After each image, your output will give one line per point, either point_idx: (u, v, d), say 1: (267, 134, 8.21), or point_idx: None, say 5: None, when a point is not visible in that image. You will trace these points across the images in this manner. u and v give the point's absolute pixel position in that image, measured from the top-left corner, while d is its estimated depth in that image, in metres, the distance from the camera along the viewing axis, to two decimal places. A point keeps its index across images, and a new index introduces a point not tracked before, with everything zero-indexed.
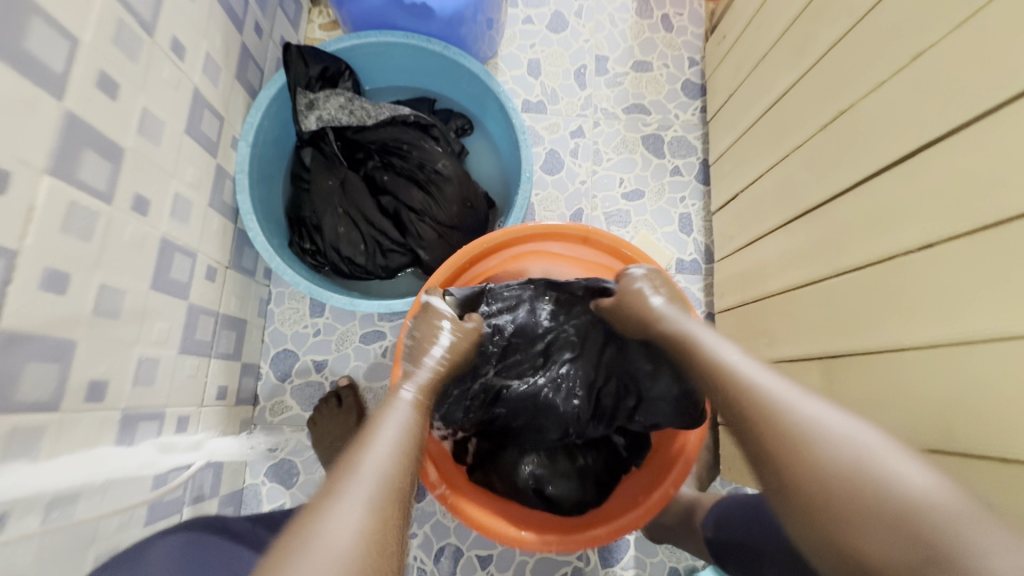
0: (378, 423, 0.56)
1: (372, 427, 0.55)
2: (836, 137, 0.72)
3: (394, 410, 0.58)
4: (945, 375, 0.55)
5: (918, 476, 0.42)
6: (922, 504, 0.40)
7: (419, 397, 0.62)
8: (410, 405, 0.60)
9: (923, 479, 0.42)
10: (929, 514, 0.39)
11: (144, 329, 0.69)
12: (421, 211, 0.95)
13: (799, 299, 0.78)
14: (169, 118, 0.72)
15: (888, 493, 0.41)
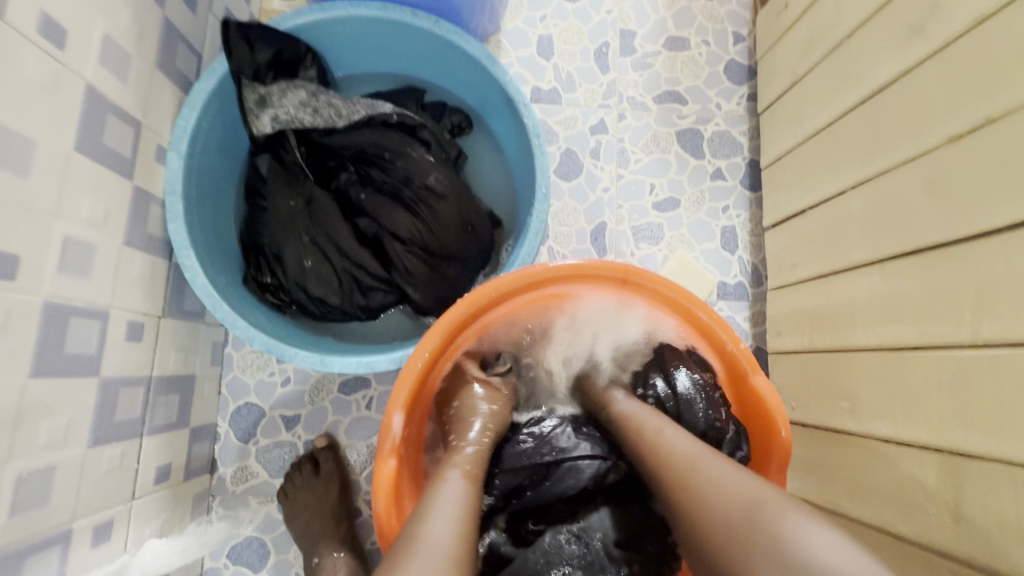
0: (428, 497, 0.50)
1: (423, 503, 0.49)
2: (978, 152, 0.52)
3: (444, 484, 0.52)
4: None
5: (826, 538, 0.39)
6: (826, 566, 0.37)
7: (468, 470, 0.55)
8: (461, 476, 0.53)
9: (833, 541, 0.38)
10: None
11: (21, 437, 0.50)
12: (409, 239, 0.75)
13: (905, 365, 0.59)
14: (43, 136, 0.51)
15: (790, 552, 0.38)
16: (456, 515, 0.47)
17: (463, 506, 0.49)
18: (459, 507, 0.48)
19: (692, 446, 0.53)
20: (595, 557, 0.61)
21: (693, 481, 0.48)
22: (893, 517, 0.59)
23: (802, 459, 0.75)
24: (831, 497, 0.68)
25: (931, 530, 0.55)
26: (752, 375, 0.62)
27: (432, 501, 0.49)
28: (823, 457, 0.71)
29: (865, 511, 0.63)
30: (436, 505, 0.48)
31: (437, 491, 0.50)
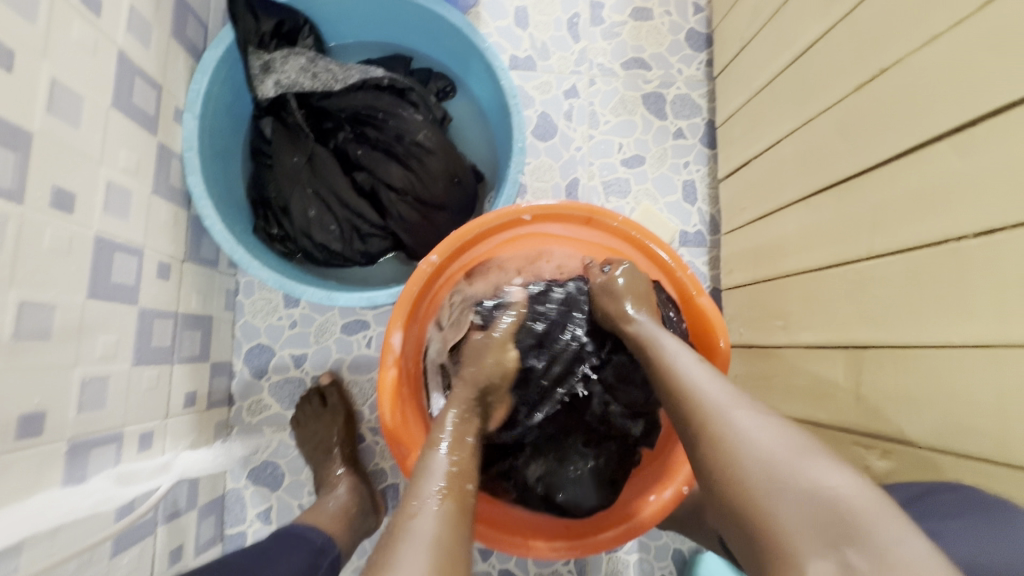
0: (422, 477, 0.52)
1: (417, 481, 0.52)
2: (873, 100, 0.63)
3: (434, 467, 0.52)
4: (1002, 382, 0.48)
5: (844, 482, 0.39)
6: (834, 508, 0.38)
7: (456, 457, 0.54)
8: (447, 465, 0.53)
9: (845, 482, 0.39)
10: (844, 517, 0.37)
11: (83, 347, 0.60)
12: (401, 190, 0.84)
13: (821, 283, 0.70)
14: (89, 92, 0.60)
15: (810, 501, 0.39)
16: (446, 508, 0.48)
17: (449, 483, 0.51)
18: (453, 497, 0.50)
19: (719, 384, 0.52)
20: (566, 451, 0.73)
21: (714, 429, 0.47)
22: (812, 408, 0.71)
23: (746, 375, 0.87)
24: (769, 401, 0.80)
25: (835, 410, 0.67)
26: (697, 296, 0.73)
27: (424, 485, 0.51)
28: (762, 370, 0.83)
29: (790, 407, 0.75)
30: (429, 493, 0.49)
31: (432, 478, 0.52)
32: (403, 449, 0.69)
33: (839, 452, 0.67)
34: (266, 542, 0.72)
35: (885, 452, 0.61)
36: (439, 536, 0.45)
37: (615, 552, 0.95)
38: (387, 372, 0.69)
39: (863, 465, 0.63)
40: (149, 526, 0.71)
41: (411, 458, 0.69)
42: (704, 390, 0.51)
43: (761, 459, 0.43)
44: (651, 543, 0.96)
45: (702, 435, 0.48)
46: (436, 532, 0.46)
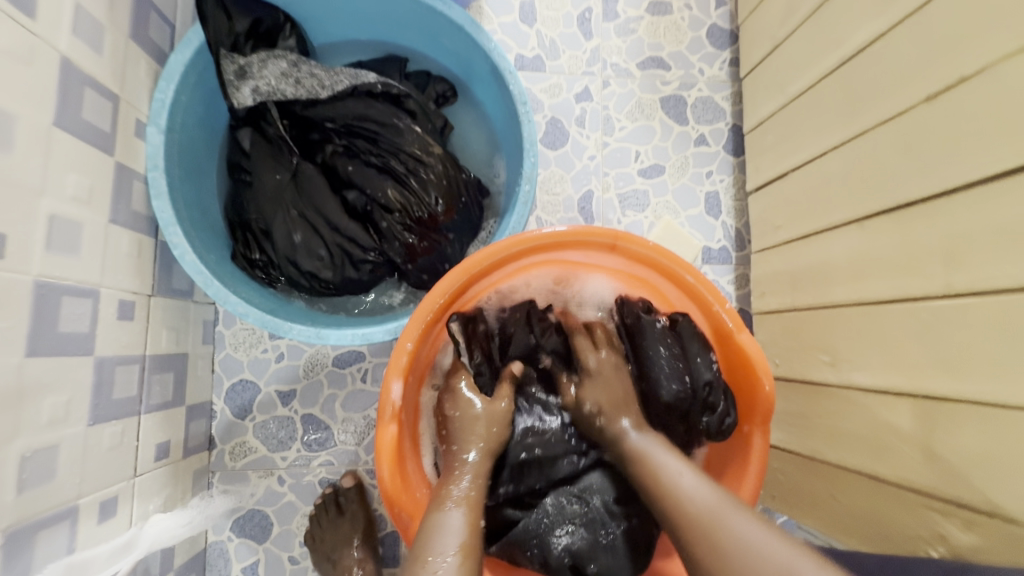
0: (428, 534, 0.53)
1: (422, 538, 0.53)
2: (951, 111, 0.54)
3: (446, 520, 0.54)
4: None
5: None
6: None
7: (469, 512, 0.55)
8: (459, 515, 0.55)
9: None
10: None
11: (23, 416, 0.50)
12: (398, 210, 0.75)
13: (882, 318, 0.62)
14: (21, 108, 0.50)
15: None
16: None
17: (463, 541, 0.52)
18: (466, 554, 0.52)
19: (709, 488, 0.54)
20: (597, 513, 0.65)
21: (719, 539, 0.50)
22: (869, 460, 0.63)
23: (783, 410, 0.79)
24: (815, 444, 0.72)
25: (896, 464, 0.60)
26: (737, 333, 0.65)
27: (439, 544, 0.52)
28: (804, 408, 0.74)
29: (841, 455, 0.67)
30: (444, 553, 0.51)
31: (445, 537, 0.52)
32: (406, 517, 0.60)
33: (906, 514, 0.58)
34: None
35: (967, 522, 0.52)
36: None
37: None
38: (387, 396, 0.60)
39: (939, 533, 0.55)
40: None
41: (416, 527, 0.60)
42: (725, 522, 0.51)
43: (775, 574, 0.47)
44: None
45: (707, 550, 0.50)
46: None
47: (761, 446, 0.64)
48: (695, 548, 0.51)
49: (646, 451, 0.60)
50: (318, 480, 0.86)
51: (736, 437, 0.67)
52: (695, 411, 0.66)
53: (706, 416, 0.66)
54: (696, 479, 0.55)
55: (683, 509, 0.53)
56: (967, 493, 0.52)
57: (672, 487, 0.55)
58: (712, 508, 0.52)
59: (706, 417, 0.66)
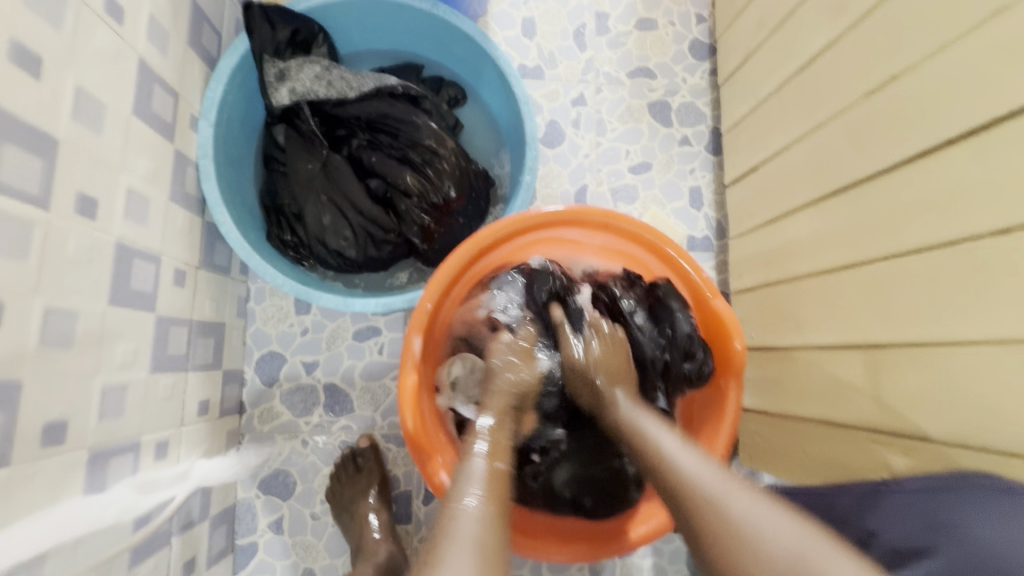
0: (455, 483, 0.51)
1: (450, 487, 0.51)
2: (885, 106, 0.65)
3: (472, 467, 0.52)
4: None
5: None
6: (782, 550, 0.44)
7: (501, 464, 0.54)
8: (488, 464, 0.52)
9: None
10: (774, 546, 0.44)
11: (104, 356, 0.59)
12: (416, 195, 0.85)
13: (836, 284, 0.72)
14: (111, 98, 0.60)
15: None
16: (489, 515, 0.47)
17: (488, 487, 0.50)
18: (492, 498, 0.49)
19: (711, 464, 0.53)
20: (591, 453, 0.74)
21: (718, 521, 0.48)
22: (828, 409, 0.72)
23: (758, 377, 0.88)
24: (785, 402, 0.81)
25: (848, 409, 0.69)
26: (713, 299, 0.74)
27: (463, 489, 0.50)
28: (775, 372, 0.84)
29: (805, 408, 0.76)
30: (470, 492, 0.49)
31: (469, 481, 0.50)
32: (424, 454, 0.69)
33: (857, 450, 0.67)
34: None
35: (904, 450, 0.62)
36: (484, 538, 0.45)
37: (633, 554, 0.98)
38: (408, 349, 0.69)
39: (882, 463, 0.64)
40: (165, 536, 0.70)
41: (435, 464, 0.69)
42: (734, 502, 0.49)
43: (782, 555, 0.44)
44: (665, 546, 0.99)
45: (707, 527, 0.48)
46: (479, 535, 0.45)
47: (736, 398, 0.72)
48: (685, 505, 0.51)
49: (640, 427, 0.60)
50: (338, 443, 0.95)
51: (712, 391, 0.76)
52: (678, 358, 0.76)
53: (687, 364, 0.76)
54: (696, 454, 0.55)
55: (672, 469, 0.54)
56: (903, 424, 0.62)
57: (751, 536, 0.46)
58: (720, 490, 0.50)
59: (687, 364, 0.76)
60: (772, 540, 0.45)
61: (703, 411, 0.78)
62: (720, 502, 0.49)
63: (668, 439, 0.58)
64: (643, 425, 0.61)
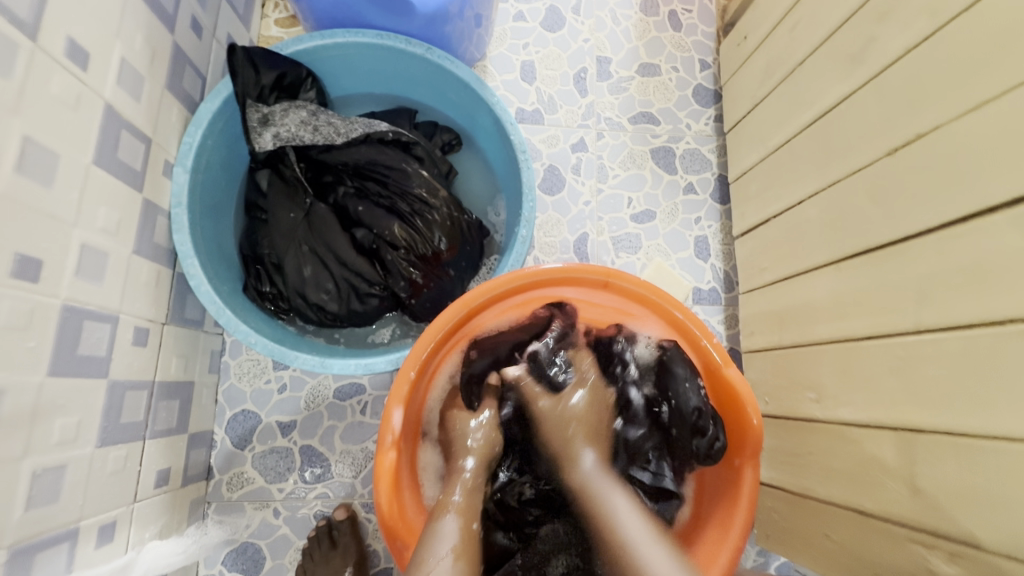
0: (425, 534, 0.58)
1: (420, 539, 0.57)
2: (911, 163, 0.60)
3: (444, 521, 0.59)
4: None
5: None
6: None
7: (465, 512, 0.61)
8: (457, 514, 0.60)
9: None
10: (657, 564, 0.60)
11: (38, 433, 0.52)
12: (403, 247, 0.79)
13: (860, 355, 0.65)
14: (67, 147, 0.55)
15: None
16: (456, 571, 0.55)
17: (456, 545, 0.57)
18: (462, 558, 0.56)
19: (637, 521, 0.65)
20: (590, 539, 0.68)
21: None
22: (855, 495, 0.64)
23: (775, 448, 0.81)
24: (803, 481, 0.73)
25: (880, 498, 0.61)
26: (725, 367, 0.68)
27: (437, 547, 0.56)
28: (792, 445, 0.76)
29: (828, 490, 0.69)
30: (439, 554, 0.55)
31: (441, 542, 0.57)
32: (400, 543, 0.61)
33: (895, 548, 0.59)
34: None
35: (950, 554, 0.53)
36: None
37: None
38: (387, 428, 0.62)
39: (924, 567, 0.56)
40: None
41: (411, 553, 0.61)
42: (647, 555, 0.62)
43: None
44: None
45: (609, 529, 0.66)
46: None
47: (753, 481, 0.65)
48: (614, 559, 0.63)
49: (603, 492, 0.68)
50: (312, 513, 0.86)
51: (726, 470, 0.68)
52: (687, 434, 0.68)
53: (696, 439, 0.68)
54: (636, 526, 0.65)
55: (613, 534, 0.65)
56: (946, 524, 0.54)
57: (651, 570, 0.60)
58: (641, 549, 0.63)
59: (695, 440, 0.68)
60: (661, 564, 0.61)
61: (715, 495, 0.69)
62: (637, 555, 0.62)
63: (621, 510, 0.67)
64: (606, 497, 0.67)
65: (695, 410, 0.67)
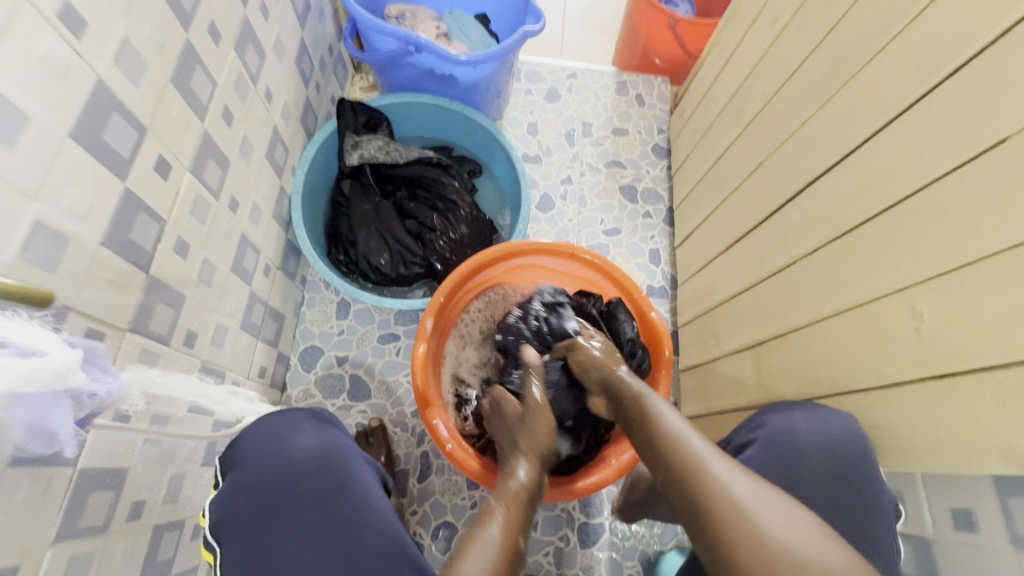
0: (466, 551, 0.61)
1: (461, 555, 0.61)
2: (761, 180, 0.97)
3: (480, 542, 0.62)
4: (842, 352, 0.72)
5: (796, 535, 0.49)
6: (746, 504, 0.52)
7: (507, 527, 0.65)
8: (497, 536, 0.63)
9: (798, 536, 0.49)
10: (733, 498, 0.53)
11: (221, 302, 0.87)
12: (440, 231, 1.17)
13: (737, 304, 0.99)
14: (258, 145, 0.94)
15: (764, 537, 0.50)
16: None
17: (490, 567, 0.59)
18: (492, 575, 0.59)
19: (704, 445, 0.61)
20: None
21: (697, 478, 0.56)
22: (739, 399, 0.95)
23: (695, 388, 1.12)
24: (709, 403, 1.05)
25: (748, 395, 0.93)
26: (649, 312, 1.00)
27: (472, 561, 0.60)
28: (704, 381, 1.09)
29: (722, 403, 1.00)
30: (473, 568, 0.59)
31: (474, 555, 0.60)
32: (426, 406, 0.92)
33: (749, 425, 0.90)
34: (301, 412, 0.77)
35: None
36: None
37: (590, 544, 1.13)
38: (418, 343, 0.95)
39: None
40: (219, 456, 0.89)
41: (432, 414, 0.92)
42: (712, 467, 0.57)
43: (735, 504, 0.53)
44: (620, 542, 1.14)
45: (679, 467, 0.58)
46: None
47: (665, 387, 0.95)
48: (671, 473, 0.59)
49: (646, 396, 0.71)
50: (355, 422, 1.17)
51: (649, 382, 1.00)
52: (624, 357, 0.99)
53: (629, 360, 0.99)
54: (687, 427, 0.64)
55: (675, 449, 0.61)
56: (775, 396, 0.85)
57: (718, 481, 0.55)
58: (707, 460, 0.58)
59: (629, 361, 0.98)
60: (740, 491, 0.53)
61: None
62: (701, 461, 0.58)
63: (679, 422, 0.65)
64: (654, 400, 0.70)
65: (630, 335, 1.00)
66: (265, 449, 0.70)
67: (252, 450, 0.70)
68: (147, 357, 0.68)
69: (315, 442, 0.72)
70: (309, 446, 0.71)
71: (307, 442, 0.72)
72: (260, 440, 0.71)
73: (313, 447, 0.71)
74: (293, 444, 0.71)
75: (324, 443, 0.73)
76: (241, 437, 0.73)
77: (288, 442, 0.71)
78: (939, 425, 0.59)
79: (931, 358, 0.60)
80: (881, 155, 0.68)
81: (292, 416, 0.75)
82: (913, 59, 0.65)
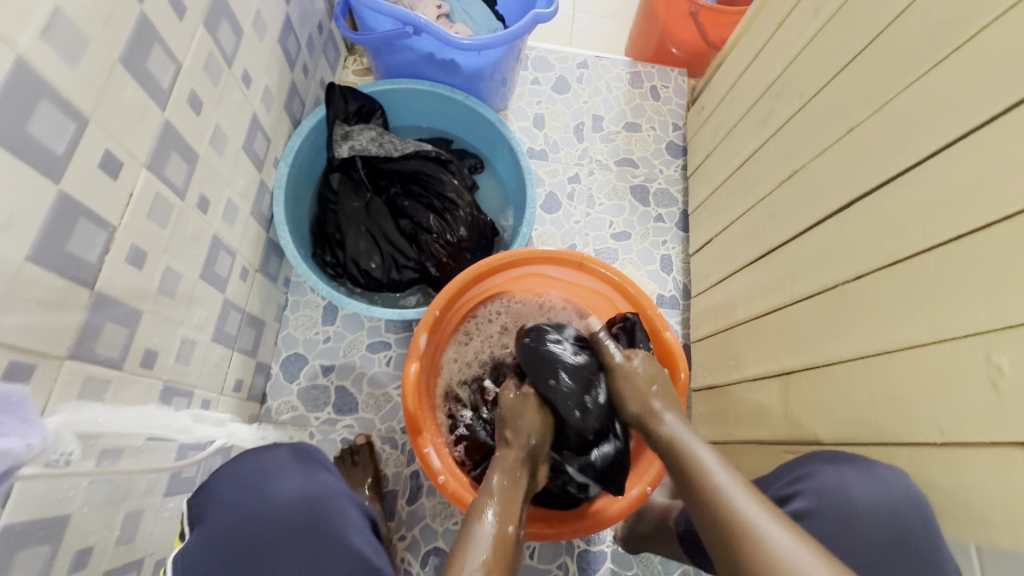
0: None
1: None
2: (794, 191, 0.87)
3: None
4: (889, 394, 0.64)
5: None
6: None
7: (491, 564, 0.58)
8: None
9: None
10: None
11: (189, 314, 0.77)
12: (436, 233, 1.07)
13: (762, 326, 0.90)
14: (233, 134, 0.84)
15: None
16: None
17: None
18: None
19: (784, 534, 0.51)
20: None
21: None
22: (759, 430, 0.87)
23: (709, 410, 1.04)
24: (726, 430, 0.97)
25: (772, 427, 0.85)
26: (664, 331, 0.91)
27: None
28: (720, 405, 1.01)
29: (741, 432, 0.92)
30: None
31: None
32: (416, 429, 0.83)
33: (774, 461, 0.82)
34: (283, 449, 0.68)
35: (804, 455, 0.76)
36: None
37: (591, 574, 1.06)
38: (409, 361, 0.86)
39: None
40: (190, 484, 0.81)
41: (423, 438, 0.83)
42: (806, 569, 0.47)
43: None
44: (623, 571, 1.07)
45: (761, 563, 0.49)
46: None
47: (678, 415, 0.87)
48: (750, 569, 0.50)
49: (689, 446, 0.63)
50: (340, 438, 1.09)
51: None
52: None
53: None
54: (749, 499, 0.55)
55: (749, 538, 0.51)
56: (806, 435, 0.77)
57: None
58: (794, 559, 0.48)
59: None
60: None
61: None
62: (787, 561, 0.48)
63: (738, 488, 0.56)
64: (699, 452, 0.62)
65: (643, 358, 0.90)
66: (242, 497, 0.61)
67: (230, 494, 0.62)
68: (91, 386, 0.58)
69: (297, 491, 0.63)
70: (293, 494, 0.63)
71: (289, 488, 0.63)
72: (237, 487, 0.62)
73: (295, 497, 0.62)
74: (271, 488, 0.62)
75: (310, 488, 0.64)
76: (212, 480, 0.64)
77: (268, 486, 0.63)
78: (1015, 496, 0.50)
79: (1009, 417, 0.51)
80: (949, 174, 0.59)
81: (274, 456, 0.66)
82: (996, 64, 0.55)
